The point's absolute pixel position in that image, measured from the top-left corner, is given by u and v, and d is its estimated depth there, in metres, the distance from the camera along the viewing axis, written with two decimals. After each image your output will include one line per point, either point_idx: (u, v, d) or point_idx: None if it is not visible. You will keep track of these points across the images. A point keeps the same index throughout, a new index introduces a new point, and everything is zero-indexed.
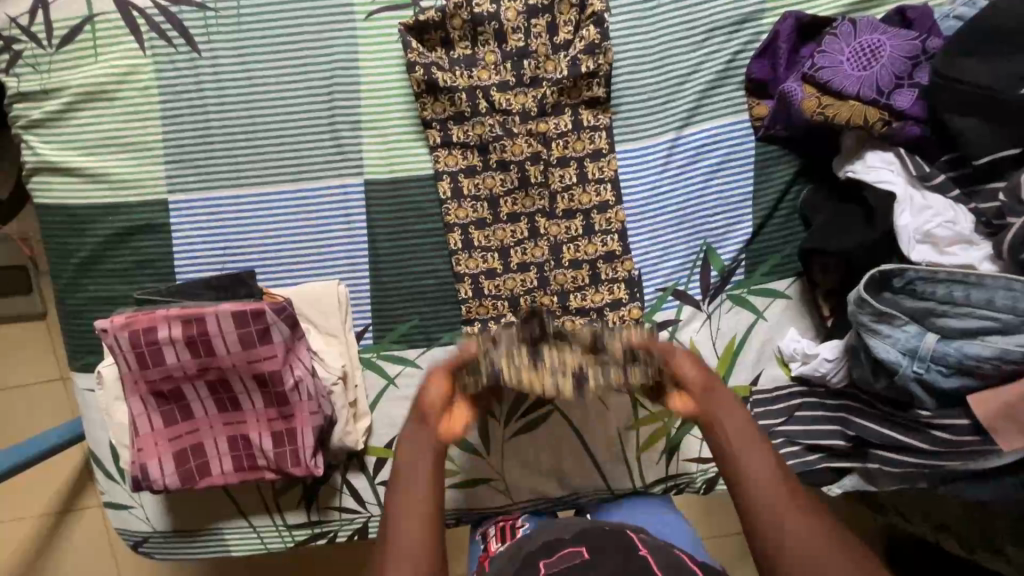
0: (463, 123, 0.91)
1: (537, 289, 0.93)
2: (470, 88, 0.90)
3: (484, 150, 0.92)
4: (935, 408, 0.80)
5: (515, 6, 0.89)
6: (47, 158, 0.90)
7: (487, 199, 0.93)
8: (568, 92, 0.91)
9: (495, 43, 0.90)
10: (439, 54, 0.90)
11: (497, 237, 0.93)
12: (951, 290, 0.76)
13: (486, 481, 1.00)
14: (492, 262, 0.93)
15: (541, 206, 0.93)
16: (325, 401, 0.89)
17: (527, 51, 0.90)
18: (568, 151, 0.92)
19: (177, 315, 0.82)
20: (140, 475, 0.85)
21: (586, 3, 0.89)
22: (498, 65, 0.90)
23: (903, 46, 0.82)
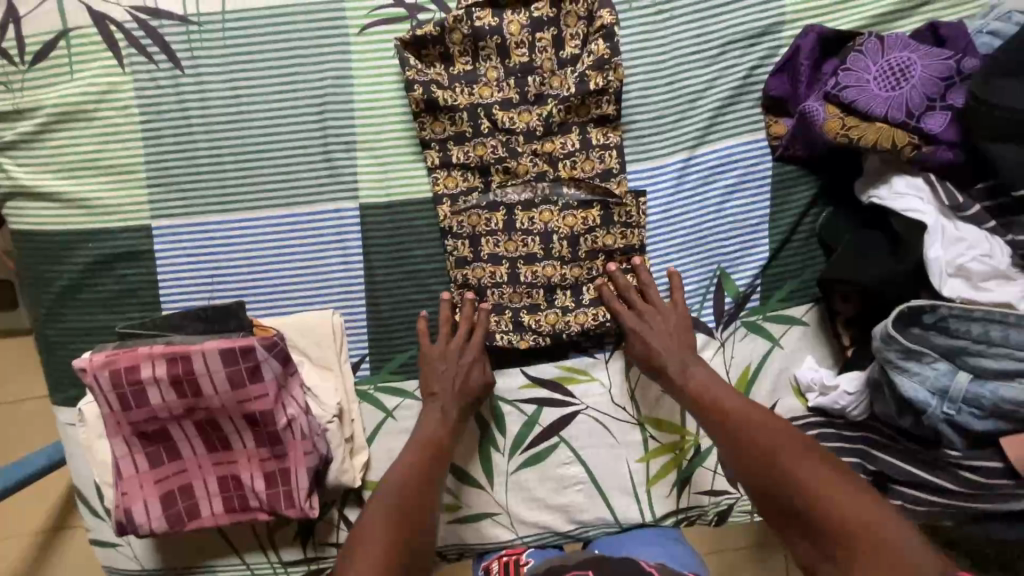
0: (464, 142, 0.86)
1: (546, 308, 0.89)
2: (471, 107, 0.84)
3: (486, 171, 0.87)
4: (965, 449, 0.77)
5: (519, 19, 0.84)
6: (22, 182, 0.85)
7: (494, 214, 0.87)
8: (576, 110, 0.85)
9: (497, 59, 0.85)
10: (439, 71, 0.85)
11: (507, 247, 0.87)
12: (989, 329, 0.73)
13: (490, 515, 0.95)
14: (498, 273, 0.87)
15: (552, 219, 0.87)
16: (319, 439, 0.84)
17: (533, 68, 0.85)
18: (576, 172, 0.87)
19: (161, 353, 0.77)
20: (125, 519, 0.81)
21: (595, 15, 0.84)
22: (500, 82, 0.85)
23: (935, 66, 0.78)
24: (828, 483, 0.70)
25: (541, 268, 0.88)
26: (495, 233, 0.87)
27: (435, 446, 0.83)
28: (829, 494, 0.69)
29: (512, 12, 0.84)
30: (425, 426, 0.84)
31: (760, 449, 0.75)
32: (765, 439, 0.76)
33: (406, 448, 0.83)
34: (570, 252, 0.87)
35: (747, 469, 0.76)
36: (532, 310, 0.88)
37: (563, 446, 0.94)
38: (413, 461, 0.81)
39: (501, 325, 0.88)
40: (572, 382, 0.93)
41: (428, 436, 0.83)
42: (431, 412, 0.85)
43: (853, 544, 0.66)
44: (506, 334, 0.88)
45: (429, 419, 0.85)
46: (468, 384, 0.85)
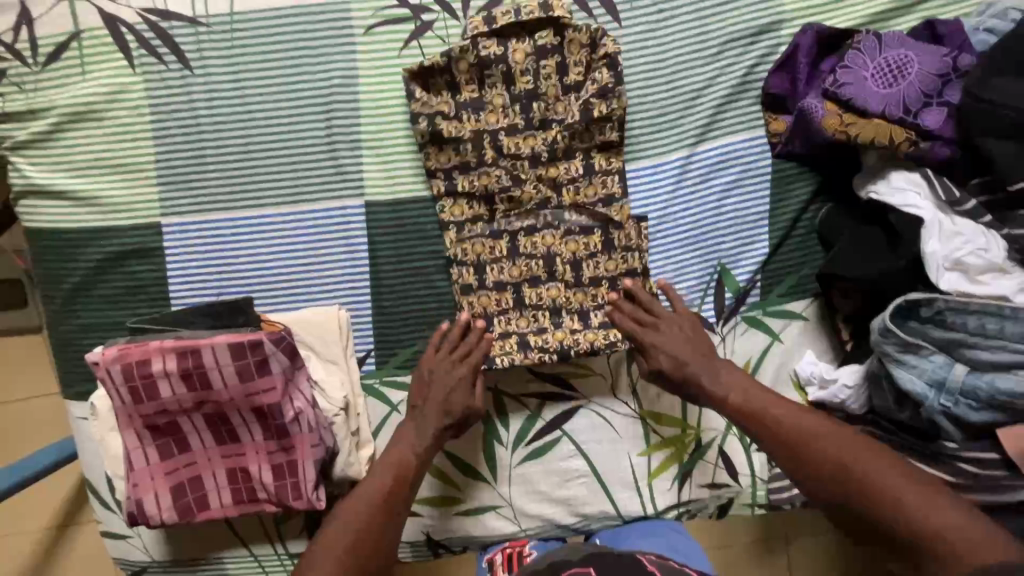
0: (470, 171, 0.87)
1: (553, 329, 0.89)
2: (477, 134, 0.86)
3: (491, 200, 0.88)
4: (962, 440, 0.78)
5: (523, 48, 0.85)
6: (36, 181, 0.87)
7: (496, 244, 0.88)
8: (579, 137, 0.87)
9: (502, 85, 0.86)
10: (446, 99, 0.86)
11: (507, 273, 0.89)
12: (984, 321, 0.75)
13: (492, 508, 0.96)
14: (504, 300, 0.89)
15: (555, 244, 0.88)
16: (326, 432, 0.86)
17: (535, 95, 0.86)
18: (579, 200, 0.88)
19: (171, 347, 0.79)
20: (136, 510, 0.82)
21: (598, 44, 0.85)
22: (506, 108, 0.86)
23: (932, 63, 0.79)
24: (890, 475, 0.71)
25: (546, 292, 0.89)
26: (500, 262, 0.88)
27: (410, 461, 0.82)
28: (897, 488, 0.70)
29: (517, 41, 0.85)
30: (400, 439, 0.84)
31: (819, 449, 0.75)
32: (823, 444, 0.75)
33: (382, 460, 0.82)
34: (574, 278, 0.89)
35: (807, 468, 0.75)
36: (537, 333, 0.89)
37: (566, 440, 0.95)
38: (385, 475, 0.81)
39: (505, 349, 0.88)
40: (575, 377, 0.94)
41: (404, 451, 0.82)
42: (408, 425, 0.85)
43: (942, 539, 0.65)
44: (512, 356, 0.88)
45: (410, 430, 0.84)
46: (457, 404, 0.84)
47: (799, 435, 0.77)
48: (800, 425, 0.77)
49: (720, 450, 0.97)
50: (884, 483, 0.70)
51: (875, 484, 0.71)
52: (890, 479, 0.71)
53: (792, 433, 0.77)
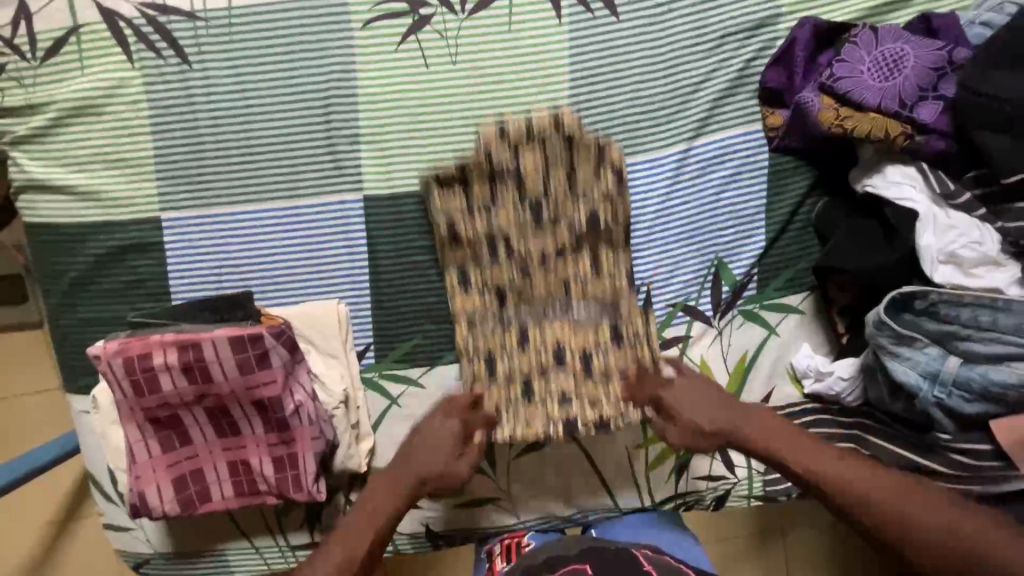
0: (481, 266, 0.87)
1: (563, 407, 0.86)
2: (489, 234, 0.86)
3: (502, 296, 0.88)
4: (956, 431, 0.79)
5: (533, 154, 0.84)
6: (36, 175, 0.87)
7: (507, 335, 0.88)
8: (588, 237, 0.87)
9: (512, 185, 0.85)
10: (461, 200, 0.86)
11: (517, 361, 0.88)
12: (978, 314, 0.75)
13: (491, 500, 0.97)
14: (511, 392, 0.87)
15: (563, 336, 0.88)
16: (326, 425, 0.87)
17: (544, 196, 0.86)
18: (588, 293, 0.88)
19: (172, 341, 0.79)
20: (139, 502, 0.83)
21: (605, 148, 0.85)
22: (517, 211, 0.86)
23: (927, 56, 0.80)
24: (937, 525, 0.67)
25: (553, 376, 0.87)
26: (501, 329, 0.88)
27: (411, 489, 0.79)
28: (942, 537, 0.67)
29: (527, 150, 0.84)
30: (398, 465, 0.80)
31: (857, 501, 0.71)
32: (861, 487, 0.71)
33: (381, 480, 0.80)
34: (585, 368, 0.87)
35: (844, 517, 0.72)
36: (547, 421, 0.86)
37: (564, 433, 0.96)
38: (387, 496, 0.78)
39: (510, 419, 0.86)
40: None
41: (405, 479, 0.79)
42: (412, 450, 0.81)
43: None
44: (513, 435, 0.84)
45: (415, 453, 0.80)
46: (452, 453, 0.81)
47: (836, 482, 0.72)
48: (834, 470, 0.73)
49: None
50: (926, 533, 0.67)
51: (917, 533, 0.68)
52: (935, 528, 0.67)
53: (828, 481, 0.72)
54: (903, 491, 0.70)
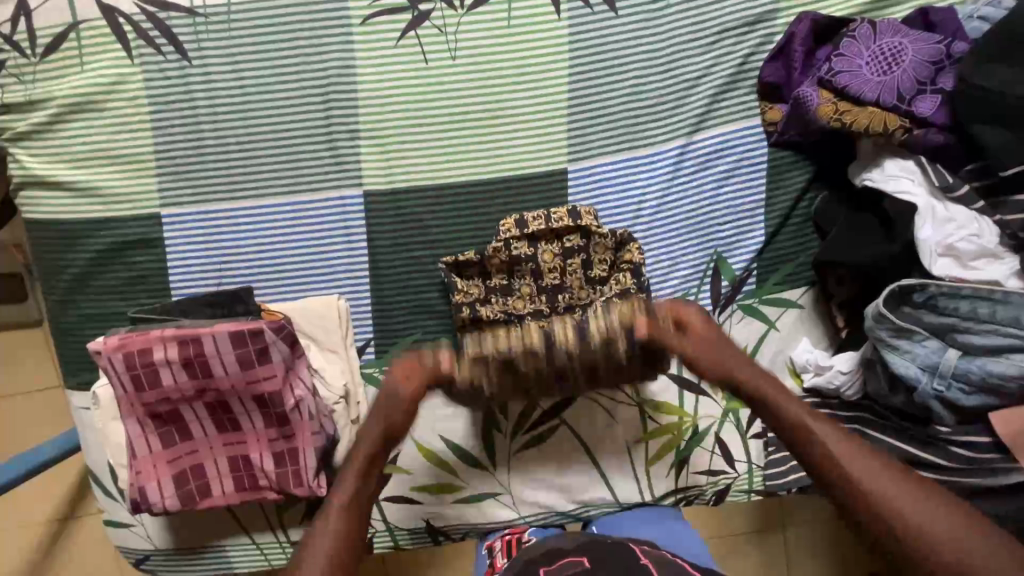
0: None
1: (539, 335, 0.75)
2: (507, 319, 0.90)
3: None
4: (955, 425, 0.79)
5: (552, 248, 0.89)
6: (36, 172, 0.87)
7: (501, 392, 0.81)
8: None
9: (531, 278, 0.90)
10: (480, 289, 0.90)
11: (502, 386, 0.78)
12: (977, 306, 0.76)
13: (491, 495, 0.97)
14: (488, 373, 0.75)
15: None
16: (326, 420, 0.88)
17: (561, 287, 0.90)
18: None
19: (172, 336, 0.79)
20: (139, 497, 0.83)
21: (623, 246, 0.89)
22: (533, 296, 0.90)
23: (925, 50, 0.80)
24: (945, 532, 0.58)
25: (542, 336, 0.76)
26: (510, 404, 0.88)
27: (368, 465, 0.72)
28: (949, 550, 0.57)
29: (546, 243, 0.89)
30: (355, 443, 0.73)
31: (853, 478, 0.63)
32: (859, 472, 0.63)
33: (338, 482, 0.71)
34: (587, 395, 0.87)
35: (836, 496, 0.64)
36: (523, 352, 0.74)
37: (564, 428, 0.96)
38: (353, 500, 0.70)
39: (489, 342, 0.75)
40: None
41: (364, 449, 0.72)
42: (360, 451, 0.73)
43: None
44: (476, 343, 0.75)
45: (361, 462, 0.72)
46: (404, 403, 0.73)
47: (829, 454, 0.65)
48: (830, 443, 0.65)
49: (718, 437, 0.98)
50: (944, 551, 0.57)
51: (914, 534, 0.59)
52: (940, 537, 0.58)
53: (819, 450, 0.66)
54: (909, 484, 0.62)
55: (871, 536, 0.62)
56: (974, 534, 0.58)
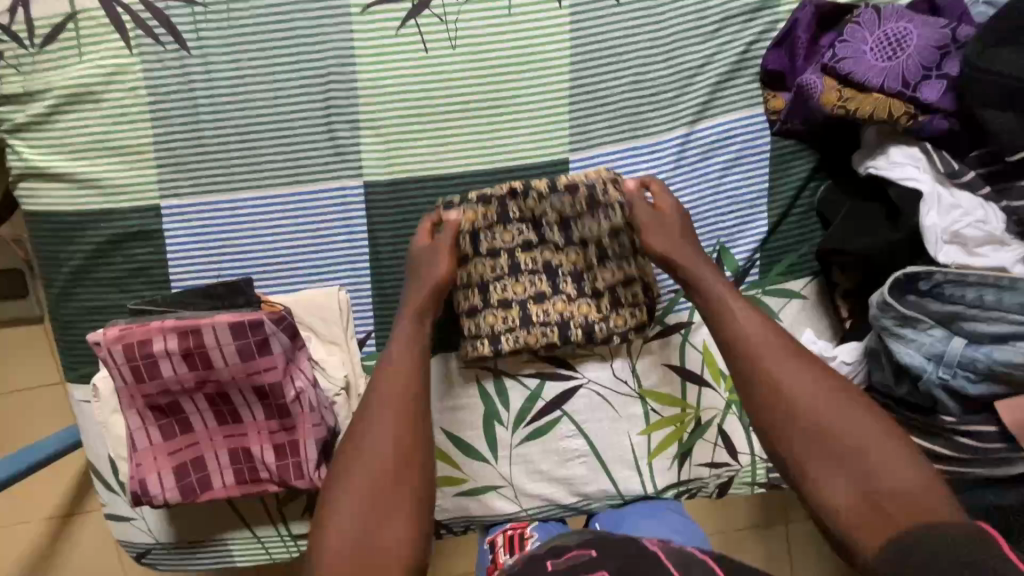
0: (502, 281, 0.89)
1: (526, 193, 0.86)
2: (506, 300, 0.89)
3: (525, 321, 0.89)
4: (961, 415, 0.78)
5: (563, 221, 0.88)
6: (34, 164, 0.87)
7: (496, 261, 0.88)
8: (602, 274, 0.90)
9: (533, 228, 0.88)
10: (489, 265, 0.88)
11: (501, 240, 0.88)
12: (983, 293, 0.74)
13: (493, 488, 0.97)
14: (487, 213, 0.86)
15: (567, 309, 0.89)
16: (327, 412, 0.87)
17: (564, 246, 0.89)
18: (598, 284, 0.90)
19: (173, 327, 0.79)
20: (140, 490, 0.83)
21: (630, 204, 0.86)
22: (536, 279, 0.89)
23: (931, 35, 0.79)
24: (835, 410, 0.65)
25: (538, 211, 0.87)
26: (504, 306, 0.89)
27: (417, 310, 0.80)
28: (830, 425, 0.64)
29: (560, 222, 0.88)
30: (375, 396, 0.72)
31: (752, 348, 0.70)
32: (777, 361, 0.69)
33: (336, 475, 0.68)
34: (576, 289, 0.90)
35: (743, 377, 0.70)
36: (511, 197, 0.86)
37: (566, 420, 0.96)
38: (363, 482, 0.66)
39: (487, 220, 0.86)
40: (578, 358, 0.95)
41: (414, 299, 0.80)
42: (372, 413, 0.70)
43: (866, 494, 0.60)
44: (471, 206, 0.86)
45: (359, 449, 0.68)
46: (434, 276, 0.81)
47: (747, 339, 0.71)
48: (753, 331, 0.71)
49: (720, 428, 0.98)
50: (847, 440, 0.63)
51: (818, 423, 0.64)
52: (824, 413, 0.65)
53: (741, 336, 0.72)
54: (808, 364, 0.69)
55: (768, 417, 0.67)
56: (869, 421, 0.64)
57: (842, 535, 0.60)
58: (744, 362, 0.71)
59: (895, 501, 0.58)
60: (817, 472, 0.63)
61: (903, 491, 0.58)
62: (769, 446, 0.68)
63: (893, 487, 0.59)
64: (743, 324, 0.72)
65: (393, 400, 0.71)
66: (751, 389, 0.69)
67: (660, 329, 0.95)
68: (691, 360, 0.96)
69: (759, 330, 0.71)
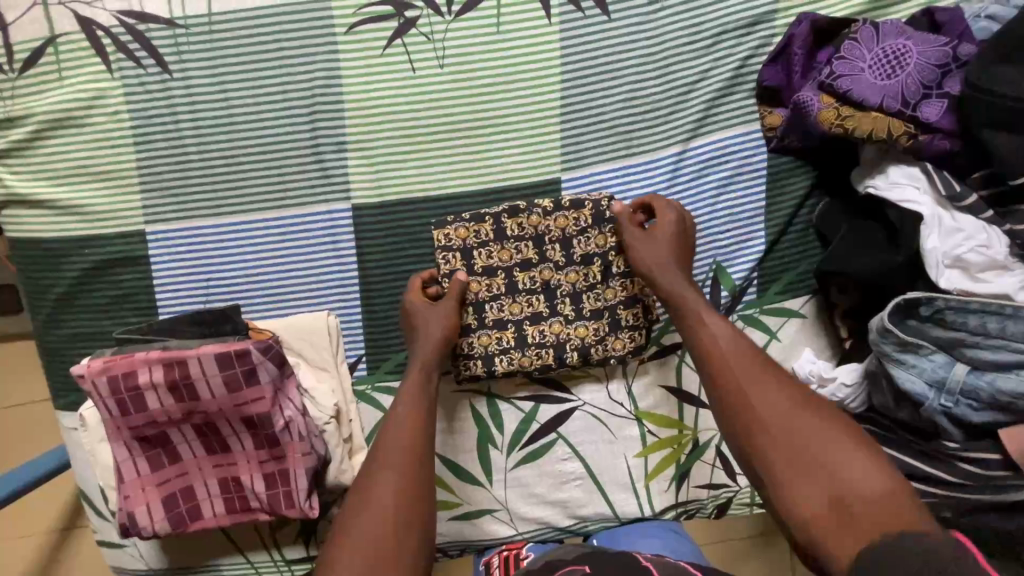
0: (499, 300, 0.87)
1: (528, 210, 0.85)
2: (501, 320, 0.87)
3: (523, 342, 0.87)
4: (964, 440, 0.77)
5: (558, 242, 0.86)
6: (16, 190, 0.85)
7: (493, 280, 0.87)
8: (602, 292, 0.87)
9: (533, 246, 0.86)
10: (484, 285, 0.86)
11: (497, 257, 0.86)
12: (986, 321, 0.73)
13: (489, 512, 0.95)
14: (483, 230, 0.85)
15: (562, 331, 0.87)
16: (317, 440, 0.85)
17: (561, 269, 0.87)
18: (600, 303, 0.87)
19: (158, 358, 0.77)
20: (128, 522, 0.82)
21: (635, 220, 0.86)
22: (532, 300, 0.87)
23: (930, 53, 0.77)
24: (800, 415, 0.63)
25: (543, 232, 0.86)
26: (500, 326, 0.87)
27: (424, 364, 0.80)
28: (796, 432, 0.62)
29: (555, 243, 0.86)
30: (388, 434, 0.72)
31: (718, 357, 0.70)
32: (743, 371, 0.67)
33: (347, 511, 0.66)
34: (574, 312, 0.88)
35: (711, 386, 0.69)
36: (511, 214, 0.85)
37: (562, 442, 0.94)
38: (368, 531, 0.64)
39: (482, 236, 0.85)
40: (573, 380, 0.93)
41: (421, 356, 0.80)
42: (387, 447, 0.71)
43: (835, 504, 0.57)
44: (469, 221, 0.85)
45: (364, 508, 0.65)
46: (434, 337, 0.81)
47: (715, 349, 0.71)
48: (720, 341, 0.71)
49: (718, 450, 0.96)
50: (814, 449, 0.61)
51: (785, 432, 0.62)
52: (791, 420, 0.63)
53: (709, 346, 0.71)
54: (772, 369, 0.68)
55: (737, 428, 0.66)
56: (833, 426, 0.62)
57: (811, 546, 0.57)
58: (712, 372, 0.70)
59: (865, 511, 0.56)
60: (785, 480, 0.60)
61: (873, 503, 0.56)
62: (739, 456, 0.66)
63: (861, 495, 0.56)
64: (711, 333, 0.72)
65: (399, 458, 0.70)
66: (719, 399, 0.68)
67: (657, 350, 0.94)
68: (688, 381, 0.94)
69: (726, 339, 0.71)
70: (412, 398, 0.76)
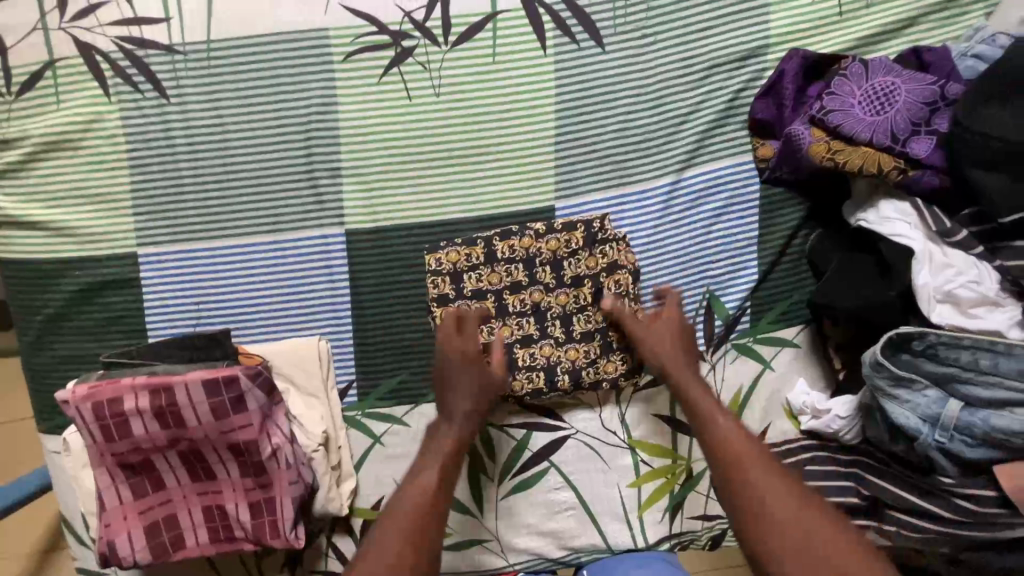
0: (489, 323, 0.87)
1: (519, 232, 0.86)
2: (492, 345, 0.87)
3: (513, 365, 0.86)
4: (960, 476, 0.76)
5: (550, 265, 0.86)
6: (8, 211, 0.85)
7: (483, 303, 0.87)
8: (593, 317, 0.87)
9: (524, 268, 0.86)
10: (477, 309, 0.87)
11: (488, 280, 0.86)
12: (979, 358, 0.73)
13: (478, 541, 0.93)
14: (474, 255, 0.86)
15: (554, 353, 0.87)
16: (304, 468, 0.84)
17: (552, 292, 0.87)
18: (592, 325, 0.87)
19: (143, 384, 0.76)
20: (108, 552, 0.79)
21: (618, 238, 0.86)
22: (522, 324, 0.87)
23: (919, 90, 0.79)
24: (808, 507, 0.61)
25: (534, 257, 0.86)
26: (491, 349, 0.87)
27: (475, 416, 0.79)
28: (804, 522, 0.60)
29: (547, 266, 0.87)
30: (417, 476, 0.71)
31: (723, 442, 0.68)
32: (747, 455, 0.66)
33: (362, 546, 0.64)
34: (564, 334, 0.87)
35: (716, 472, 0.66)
36: (503, 237, 0.86)
37: (554, 471, 0.93)
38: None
39: (473, 260, 0.86)
40: (565, 408, 0.92)
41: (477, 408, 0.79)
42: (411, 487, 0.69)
43: None
44: (459, 243, 0.86)
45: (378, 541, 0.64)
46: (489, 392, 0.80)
47: (716, 433, 0.69)
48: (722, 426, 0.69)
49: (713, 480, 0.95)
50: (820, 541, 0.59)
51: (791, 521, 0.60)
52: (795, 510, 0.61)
53: (709, 428, 0.70)
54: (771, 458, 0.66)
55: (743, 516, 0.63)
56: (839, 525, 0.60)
57: None
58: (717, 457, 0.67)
59: None
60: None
61: None
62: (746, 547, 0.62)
63: None
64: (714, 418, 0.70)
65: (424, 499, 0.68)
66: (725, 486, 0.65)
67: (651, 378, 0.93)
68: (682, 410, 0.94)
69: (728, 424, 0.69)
70: (438, 449, 0.75)
